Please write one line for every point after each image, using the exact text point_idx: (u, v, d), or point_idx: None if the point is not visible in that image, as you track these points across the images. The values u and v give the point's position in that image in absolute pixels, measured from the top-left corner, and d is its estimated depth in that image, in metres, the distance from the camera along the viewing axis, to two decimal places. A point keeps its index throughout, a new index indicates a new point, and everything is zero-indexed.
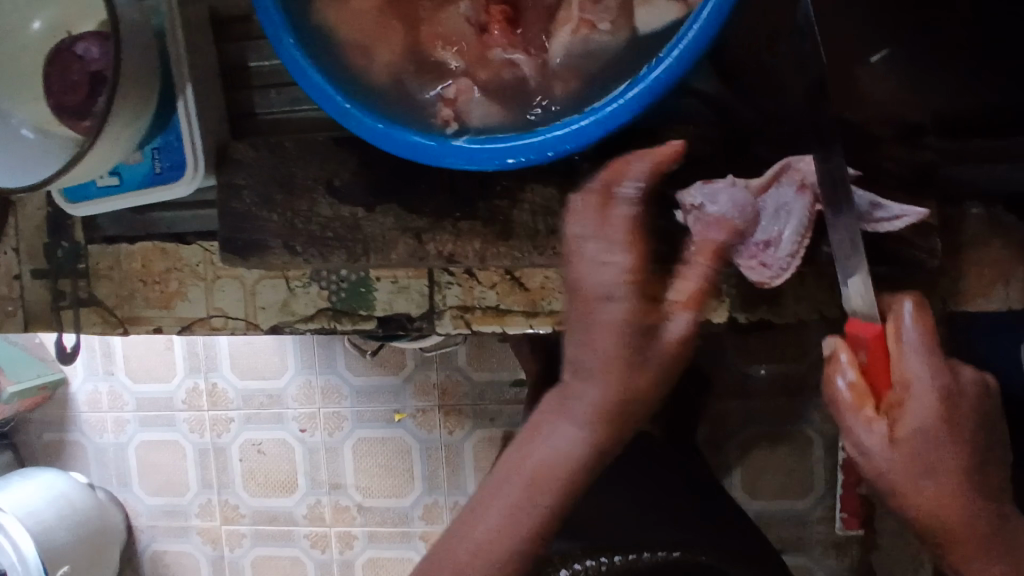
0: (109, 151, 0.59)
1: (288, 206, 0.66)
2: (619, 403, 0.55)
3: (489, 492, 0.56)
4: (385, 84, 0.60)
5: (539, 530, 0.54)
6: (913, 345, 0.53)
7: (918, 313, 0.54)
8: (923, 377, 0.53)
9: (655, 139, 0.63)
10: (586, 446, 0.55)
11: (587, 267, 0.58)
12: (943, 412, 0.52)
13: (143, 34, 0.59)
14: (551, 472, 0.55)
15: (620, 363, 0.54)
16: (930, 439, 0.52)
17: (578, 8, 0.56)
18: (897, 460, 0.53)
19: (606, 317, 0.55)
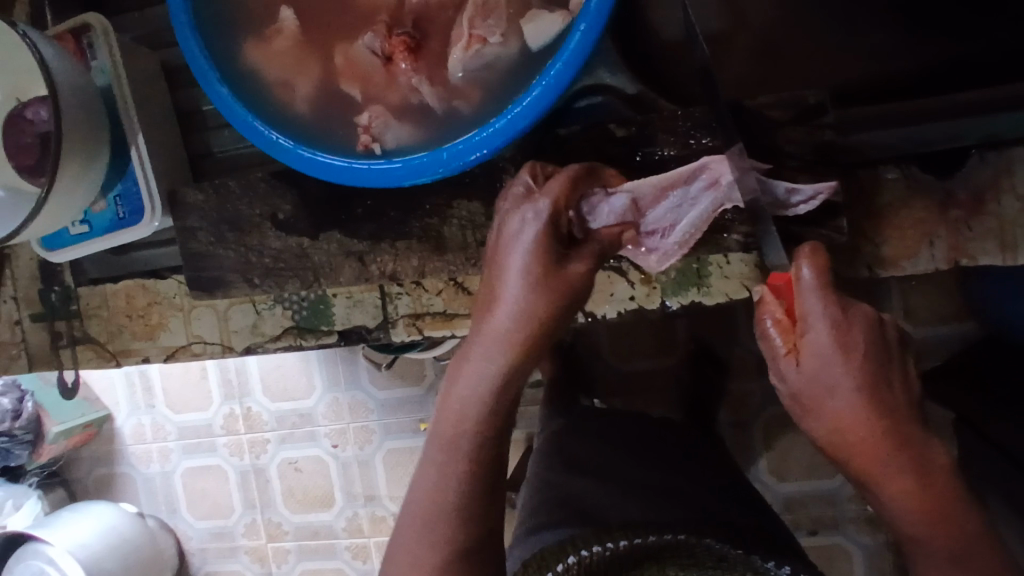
0: (63, 202, 0.68)
1: (240, 242, 0.72)
2: (528, 330, 0.53)
3: (415, 478, 0.53)
4: (308, 116, 0.64)
5: (476, 482, 0.51)
6: (804, 285, 0.50)
7: (812, 259, 0.50)
8: (817, 310, 0.50)
9: (565, 142, 0.65)
10: (495, 382, 0.53)
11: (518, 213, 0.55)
12: (846, 341, 0.50)
13: (76, 95, 0.66)
14: (467, 416, 0.52)
15: (529, 290, 0.53)
16: (824, 359, 0.50)
17: (468, 25, 0.59)
18: (803, 381, 0.52)
19: (516, 253, 0.54)
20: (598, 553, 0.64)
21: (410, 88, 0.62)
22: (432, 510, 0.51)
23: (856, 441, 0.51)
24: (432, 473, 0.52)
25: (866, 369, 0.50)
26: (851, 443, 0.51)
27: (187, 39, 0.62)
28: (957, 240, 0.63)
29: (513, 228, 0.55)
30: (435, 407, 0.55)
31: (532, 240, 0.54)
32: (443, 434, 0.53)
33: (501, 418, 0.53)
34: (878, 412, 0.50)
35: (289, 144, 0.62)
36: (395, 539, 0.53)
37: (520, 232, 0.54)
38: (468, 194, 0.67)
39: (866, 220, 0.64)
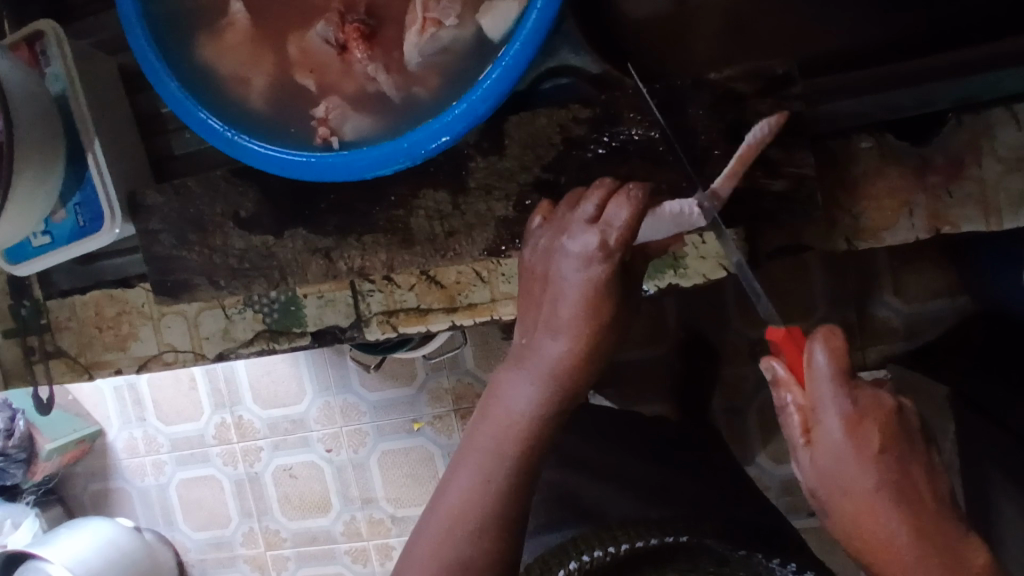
0: (20, 211, 0.66)
1: (204, 243, 0.70)
2: (578, 362, 0.54)
3: (448, 482, 0.54)
4: (264, 110, 0.62)
5: (511, 503, 0.51)
6: (818, 372, 0.46)
7: (828, 348, 0.46)
8: (826, 400, 0.46)
9: (530, 126, 0.63)
10: (538, 402, 0.54)
11: (567, 236, 0.55)
12: (857, 436, 0.45)
13: (28, 100, 0.64)
14: (511, 436, 0.53)
15: (578, 321, 0.53)
16: (839, 460, 0.45)
17: (421, 9, 0.57)
18: (817, 478, 0.47)
19: (563, 276, 0.55)
20: (598, 559, 0.61)
21: (367, 77, 0.60)
22: (460, 524, 0.51)
23: (877, 545, 0.44)
24: (469, 483, 0.52)
25: (888, 467, 0.45)
26: (875, 553, 0.45)
27: (137, 37, 0.60)
28: (937, 206, 0.61)
29: (564, 247, 0.55)
30: (474, 425, 0.56)
31: (593, 267, 0.53)
32: (484, 451, 0.53)
33: (545, 439, 0.53)
34: (904, 511, 0.44)
35: (244, 141, 0.60)
36: (415, 549, 0.52)
37: (563, 248, 0.55)
38: (436, 183, 0.66)
39: (837, 188, 0.62)
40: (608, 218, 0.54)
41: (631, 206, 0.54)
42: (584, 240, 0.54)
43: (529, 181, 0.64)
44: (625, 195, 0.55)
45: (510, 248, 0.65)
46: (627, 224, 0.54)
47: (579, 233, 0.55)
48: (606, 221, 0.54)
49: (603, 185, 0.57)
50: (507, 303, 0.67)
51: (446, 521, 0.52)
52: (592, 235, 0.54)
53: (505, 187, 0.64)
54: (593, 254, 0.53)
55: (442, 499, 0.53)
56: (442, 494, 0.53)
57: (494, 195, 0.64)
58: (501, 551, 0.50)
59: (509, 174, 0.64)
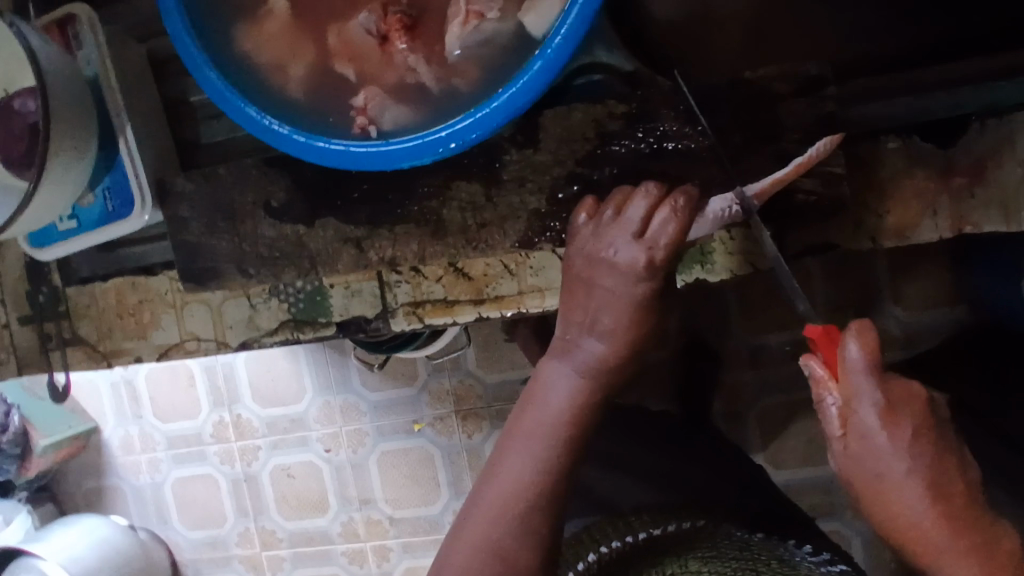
0: (51, 196, 0.66)
1: (233, 231, 0.71)
2: (620, 358, 0.59)
3: (501, 462, 0.60)
4: (301, 99, 0.63)
5: (557, 482, 0.58)
6: (851, 364, 0.50)
7: (861, 343, 0.50)
8: (862, 393, 0.50)
9: (566, 120, 0.64)
10: (580, 391, 0.60)
11: (609, 244, 0.58)
12: (891, 426, 0.50)
13: (63, 84, 0.65)
14: (559, 422, 0.59)
15: (620, 325, 0.59)
16: (877, 450, 0.50)
17: (465, 1, 0.59)
18: (849, 461, 0.52)
19: (605, 283, 0.59)
20: (616, 549, 0.66)
21: (407, 68, 0.61)
22: (514, 500, 0.57)
23: (911, 534, 0.50)
24: (521, 462, 0.58)
25: (919, 456, 0.49)
26: (910, 540, 0.50)
27: (174, 24, 0.60)
28: (960, 208, 0.62)
29: (604, 254, 0.59)
30: (519, 409, 0.62)
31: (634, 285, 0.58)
32: (533, 433, 0.59)
33: (586, 423, 0.60)
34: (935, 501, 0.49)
35: (282, 130, 0.60)
36: (472, 519, 0.59)
37: (610, 260, 0.58)
38: (469, 175, 0.67)
39: (863, 186, 0.64)
40: (654, 232, 0.58)
41: (676, 220, 0.57)
42: (627, 251, 0.58)
43: (563, 175, 0.65)
44: (671, 207, 0.57)
45: (545, 238, 0.66)
46: (673, 236, 0.57)
47: (621, 243, 0.58)
48: (653, 232, 0.58)
49: (648, 193, 0.58)
50: (544, 295, 0.67)
51: (500, 499, 0.58)
52: (637, 252, 0.58)
53: (539, 180, 0.65)
54: (640, 271, 0.58)
55: (495, 475, 0.59)
56: (494, 473, 0.60)
57: (527, 187, 0.65)
58: (549, 518, 0.58)
59: (543, 168, 0.65)
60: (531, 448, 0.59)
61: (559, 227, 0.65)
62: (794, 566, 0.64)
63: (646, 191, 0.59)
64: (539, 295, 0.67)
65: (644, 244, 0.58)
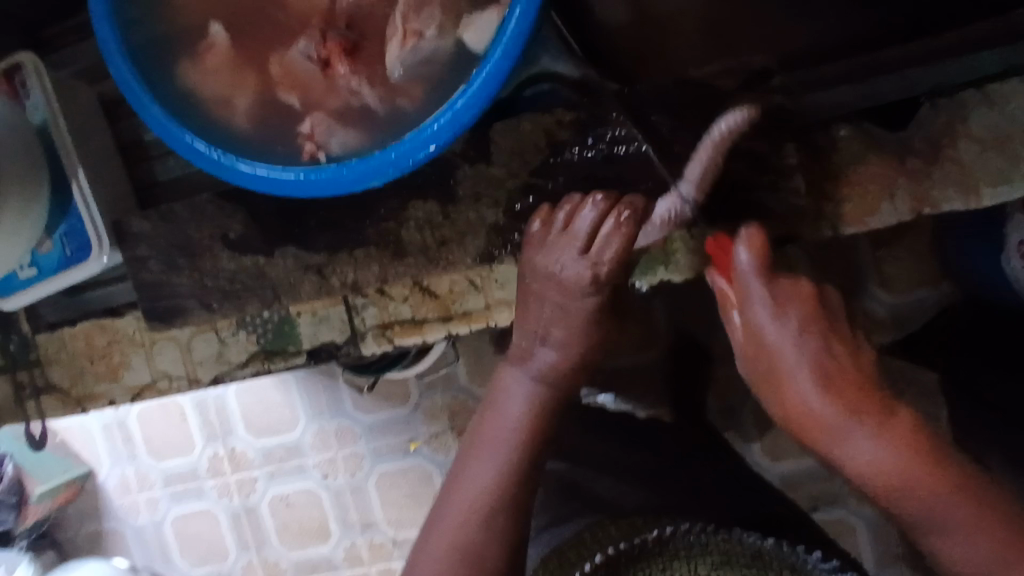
0: (5, 246, 0.65)
1: (194, 267, 0.70)
2: (573, 366, 0.62)
3: (462, 469, 0.62)
4: (249, 131, 0.63)
5: (519, 485, 0.60)
6: (742, 268, 0.57)
7: (750, 240, 0.56)
8: (756, 296, 0.56)
9: (514, 132, 0.64)
10: (538, 397, 0.62)
11: (557, 258, 0.60)
12: (781, 321, 0.55)
13: (7, 133, 0.64)
14: (518, 427, 0.61)
15: (572, 332, 0.62)
16: (772, 344, 0.56)
17: (402, 20, 0.58)
18: (754, 361, 0.57)
19: (555, 299, 0.61)
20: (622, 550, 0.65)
21: (350, 92, 0.61)
22: (478, 508, 0.59)
23: (811, 425, 0.54)
24: (484, 470, 0.61)
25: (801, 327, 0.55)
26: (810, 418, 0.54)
27: (116, 62, 0.60)
28: (917, 188, 0.62)
29: (554, 269, 0.61)
30: (480, 418, 0.64)
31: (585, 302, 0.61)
32: (494, 440, 0.61)
33: (543, 427, 0.62)
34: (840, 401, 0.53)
35: (231, 161, 0.60)
36: (437, 524, 0.61)
37: (559, 276, 0.60)
38: (424, 192, 0.67)
39: (824, 177, 0.62)
40: (599, 247, 0.60)
41: (621, 234, 0.59)
42: (574, 265, 0.60)
43: (518, 187, 0.65)
44: (615, 220, 0.59)
45: (504, 251, 0.66)
46: (617, 249, 0.59)
47: (567, 258, 0.60)
48: (598, 246, 0.60)
49: (596, 205, 0.60)
50: (509, 308, 0.67)
51: (463, 507, 0.60)
52: (583, 266, 0.60)
53: (495, 194, 0.65)
54: (585, 286, 0.60)
55: (460, 485, 0.61)
56: (459, 480, 0.62)
57: (483, 202, 0.65)
58: (515, 523, 0.60)
59: (497, 181, 0.65)
60: (492, 455, 0.61)
61: (518, 239, 0.65)
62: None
63: (593, 204, 0.60)
64: (505, 308, 0.67)
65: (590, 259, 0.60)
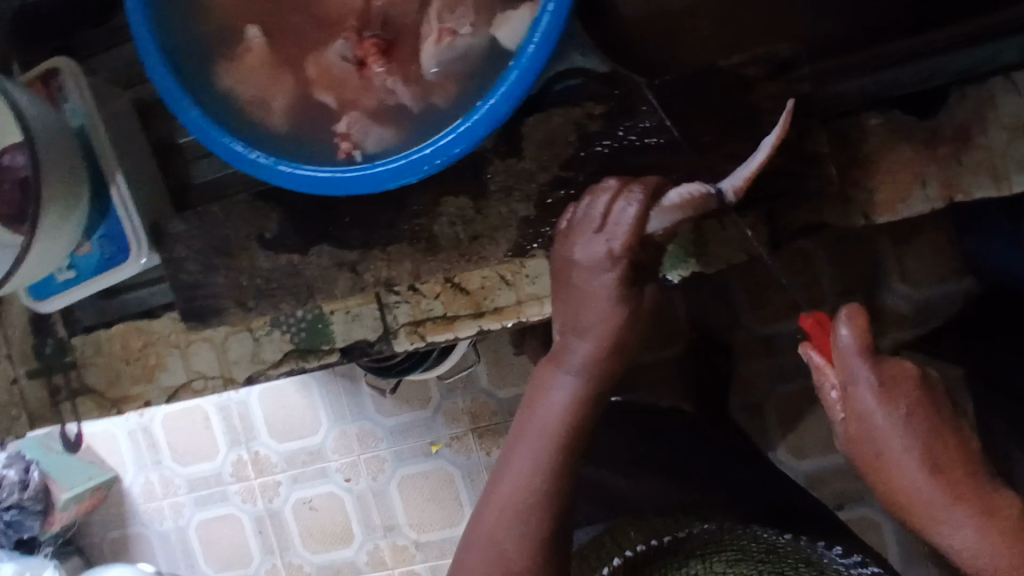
0: (47, 247, 0.67)
1: (230, 266, 0.72)
2: (605, 362, 0.62)
3: (504, 464, 0.63)
4: (285, 131, 0.64)
5: (558, 480, 0.61)
6: (844, 346, 0.55)
7: (852, 326, 0.54)
8: (860, 375, 0.54)
9: (547, 126, 0.65)
10: (577, 392, 0.62)
11: (576, 244, 0.61)
12: (889, 408, 0.53)
13: (50, 137, 0.65)
14: (558, 422, 0.61)
15: (601, 322, 0.61)
16: (880, 432, 0.54)
17: (437, 19, 0.59)
18: (857, 442, 0.56)
19: (580, 282, 0.61)
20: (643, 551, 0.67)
21: (386, 90, 0.61)
22: (519, 502, 0.60)
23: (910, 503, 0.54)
24: (524, 466, 0.61)
25: (917, 428, 0.53)
26: (911, 512, 0.54)
27: (155, 66, 0.61)
28: (949, 174, 0.62)
29: (573, 254, 0.61)
30: (521, 415, 0.65)
31: (611, 284, 0.60)
32: (535, 436, 0.62)
33: (582, 424, 0.62)
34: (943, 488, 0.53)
35: (268, 162, 0.61)
36: (480, 518, 0.62)
37: (578, 259, 0.61)
38: (458, 188, 0.67)
39: (853, 167, 0.64)
40: (611, 233, 0.60)
41: (636, 210, 0.59)
42: (595, 244, 0.60)
43: (548, 181, 0.65)
44: (627, 198, 0.59)
45: (536, 244, 0.66)
46: (634, 227, 0.59)
47: (584, 242, 0.61)
48: (613, 225, 0.60)
49: (608, 189, 0.61)
50: (545, 303, 0.67)
51: (504, 502, 0.61)
52: (602, 246, 0.60)
53: (527, 188, 0.66)
54: (613, 277, 0.60)
55: (501, 480, 0.62)
56: (500, 475, 0.62)
57: (515, 197, 0.66)
58: (555, 518, 0.60)
59: (530, 175, 0.66)
60: (532, 451, 0.61)
61: (551, 232, 0.65)
62: (821, 568, 0.67)
63: (604, 188, 0.61)
64: (537, 303, 0.67)
65: (608, 239, 0.60)
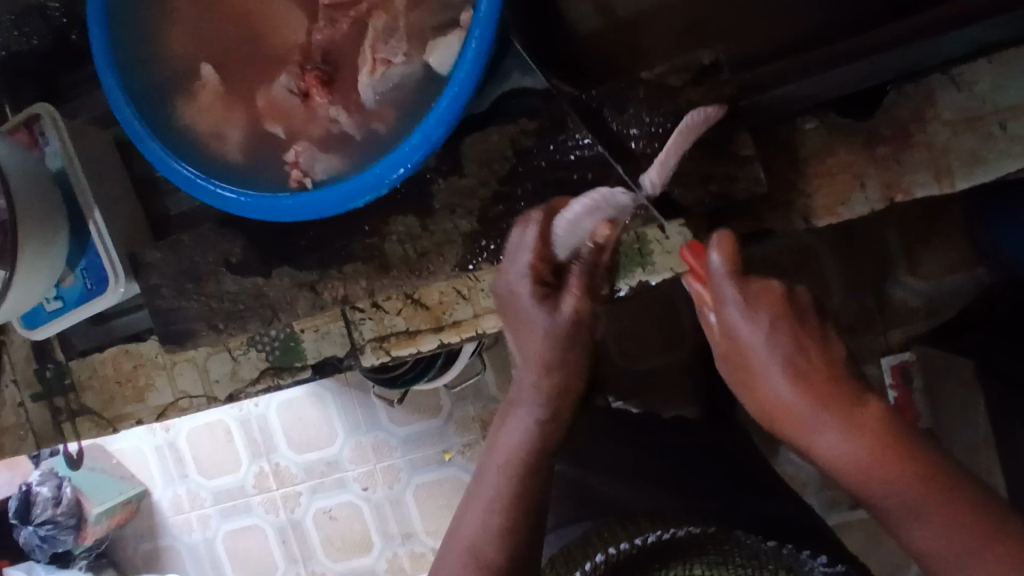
0: (27, 282, 0.72)
1: (200, 291, 0.75)
2: (554, 391, 0.69)
3: (475, 492, 0.69)
4: (241, 161, 0.67)
5: (521, 504, 0.66)
6: (715, 269, 0.58)
7: (722, 248, 0.57)
8: (730, 296, 0.58)
9: (483, 143, 0.68)
10: (537, 424, 0.69)
11: (503, 273, 0.67)
12: (753, 320, 0.58)
13: (26, 178, 0.70)
14: (518, 454, 0.68)
15: (540, 354, 0.68)
16: (746, 343, 0.59)
17: (372, 50, 0.62)
18: (730, 355, 0.61)
19: (519, 314, 0.68)
20: (625, 550, 0.68)
21: (330, 120, 0.65)
22: (488, 533, 0.65)
23: (780, 409, 0.58)
24: (491, 493, 0.67)
25: (783, 342, 0.57)
26: (781, 416, 0.58)
27: (119, 105, 0.65)
28: (890, 176, 0.63)
29: (503, 288, 0.67)
30: (489, 446, 0.71)
31: (536, 310, 0.67)
32: (500, 467, 0.68)
33: (543, 453, 0.68)
34: (809, 396, 0.56)
35: (224, 192, 0.65)
36: (452, 542, 0.68)
37: (507, 283, 0.67)
38: (410, 207, 0.70)
39: (791, 172, 0.64)
40: (517, 253, 0.65)
41: (537, 235, 0.64)
42: (514, 268, 0.66)
43: (489, 196, 0.68)
44: (532, 222, 0.64)
45: (478, 258, 0.68)
46: (539, 249, 0.65)
47: (509, 274, 0.67)
48: (523, 249, 0.65)
49: (521, 218, 0.66)
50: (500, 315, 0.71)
51: (474, 527, 0.66)
52: (524, 275, 0.66)
53: (469, 204, 0.68)
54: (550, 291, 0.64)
55: (470, 509, 0.68)
56: (471, 502, 0.68)
57: (458, 213, 0.69)
58: (520, 538, 0.65)
59: (472, 193, 0.68)
60: (496, 478, 0.68)
61: (493, 247, 0.68)
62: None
63: (520, 219, 0.66)
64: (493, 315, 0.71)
65: (526, 266, 0.65)
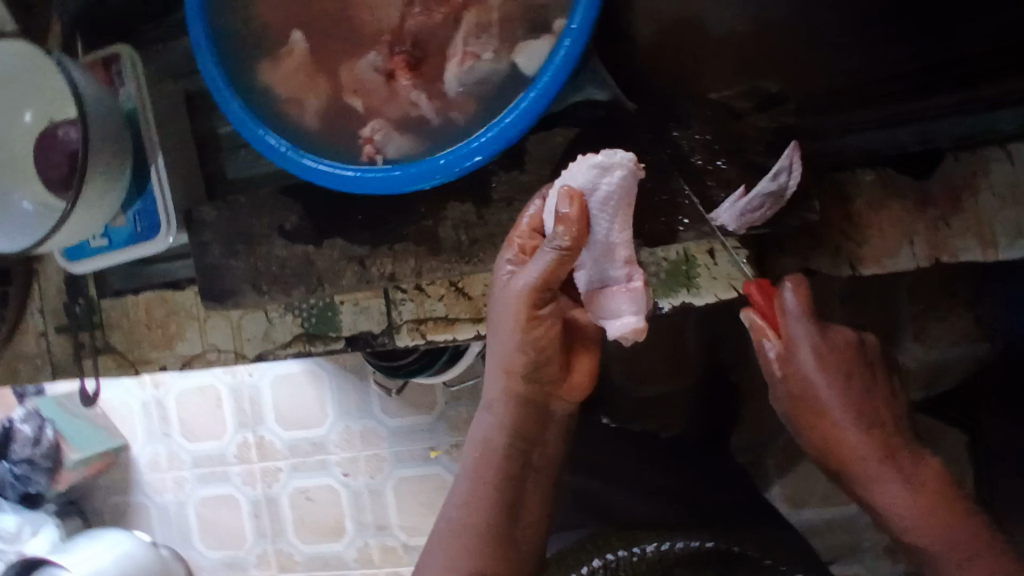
0: (85, 217, 0.74)
1: (250, 251, 0.77)
2: (518, 387, 0.63)
3: (455, 495, 0.66)
4: (317, 130, 0.69)
5: (489, 505, 0.63)
6: (789, 310, 0.61)
7: (795, 293, 0.61)
8: (801, 335, 0.61)
9: (548, 144, 0.69)
10: (504, 425, 0.64)
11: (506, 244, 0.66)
12: (825, 368, 0.61)
13: (101, 115, 0.72)
14: (483, 453, 0.64)
15: (503, 343, 0.63)
16: (816, 388, 0.62)
17: (462, 43, 0.64)
18: (797, 397, 0.64)
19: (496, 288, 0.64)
20: (624, 558, 0.67)
21: (410, 102, 0.67)
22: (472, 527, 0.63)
23: (845, 452, 0.63)
24: (466, 493, 0.64)
25: (856, 392, 0.62)
26: (845, 455, 0.63)
27: (205, 57, 0.68)
28: (938, 239, 0.65)
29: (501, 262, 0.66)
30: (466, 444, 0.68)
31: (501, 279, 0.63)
32: (473, 459, 0.65)
33: (512, 456, 0.64)
34: (874, 444, 0.61)
35: (296, 156, 0.67)
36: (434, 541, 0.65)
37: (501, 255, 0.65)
38: (469, 198, 0.72)
39: (846, 218, 0.67)
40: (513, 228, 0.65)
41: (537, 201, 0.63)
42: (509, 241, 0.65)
43: None
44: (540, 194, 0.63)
45: None
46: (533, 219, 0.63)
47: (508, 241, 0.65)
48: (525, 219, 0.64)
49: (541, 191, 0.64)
50: None
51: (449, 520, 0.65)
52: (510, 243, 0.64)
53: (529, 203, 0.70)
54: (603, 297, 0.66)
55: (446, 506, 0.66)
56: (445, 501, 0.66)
57: (514, 205, 0.70)
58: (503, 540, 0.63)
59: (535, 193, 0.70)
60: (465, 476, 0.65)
61: None
62: None
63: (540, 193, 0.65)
64: None
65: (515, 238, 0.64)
